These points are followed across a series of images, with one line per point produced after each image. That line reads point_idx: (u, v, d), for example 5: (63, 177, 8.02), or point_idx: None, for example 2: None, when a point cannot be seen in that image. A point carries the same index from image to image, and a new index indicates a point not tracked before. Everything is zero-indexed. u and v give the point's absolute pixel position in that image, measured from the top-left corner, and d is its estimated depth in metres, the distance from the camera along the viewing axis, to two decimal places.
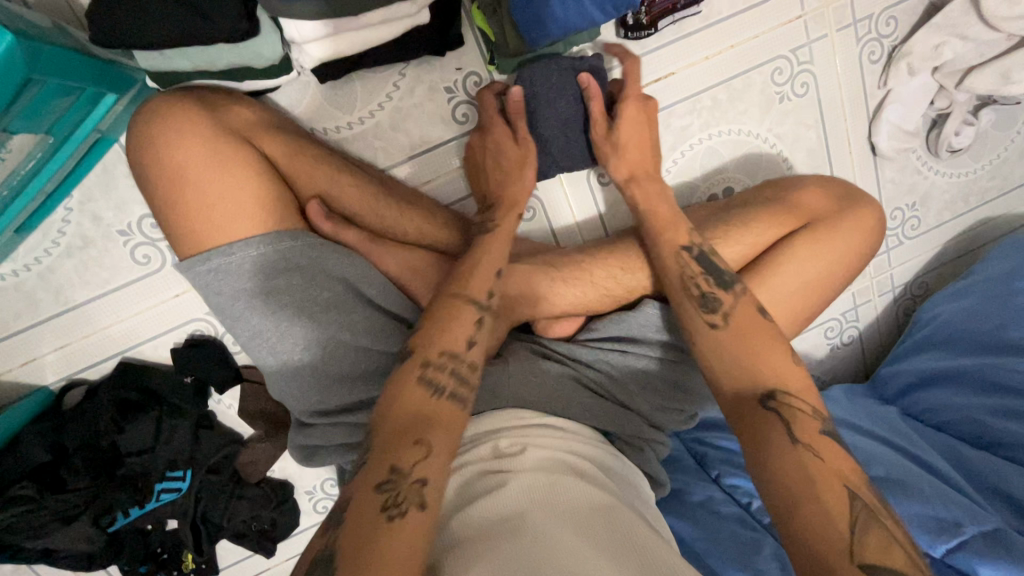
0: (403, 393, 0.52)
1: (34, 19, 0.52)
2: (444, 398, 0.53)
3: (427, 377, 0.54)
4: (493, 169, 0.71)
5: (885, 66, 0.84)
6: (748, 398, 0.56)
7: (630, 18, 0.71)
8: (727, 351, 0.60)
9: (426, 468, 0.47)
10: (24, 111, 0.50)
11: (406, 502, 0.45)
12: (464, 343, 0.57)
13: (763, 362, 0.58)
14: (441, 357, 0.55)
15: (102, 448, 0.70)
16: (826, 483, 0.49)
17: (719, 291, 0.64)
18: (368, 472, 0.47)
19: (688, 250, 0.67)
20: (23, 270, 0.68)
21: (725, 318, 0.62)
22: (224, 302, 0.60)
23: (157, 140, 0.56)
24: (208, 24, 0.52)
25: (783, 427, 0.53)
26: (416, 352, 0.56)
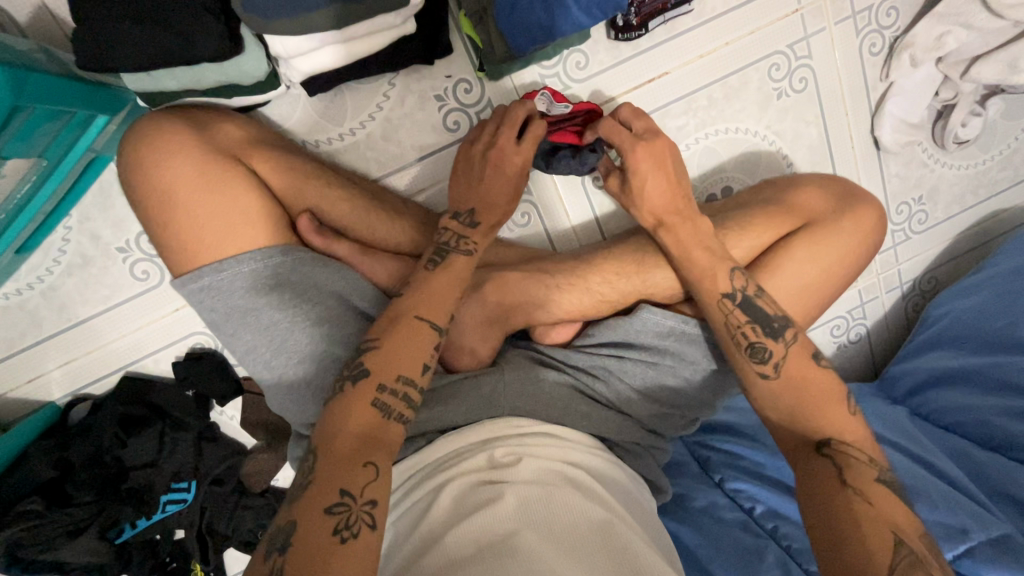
0: (355, 411, 0.52)
1: (22, 45, 0.53)
2: (391, 421, 0.53)
3: (382, 400, 0.53)
4: (461, 193, 0.68)
5: (886, 58, 0.82)
6: (801, 444, 0.59)
7: (620, 19, 0.70)
8: (779, 394, 0.61)
9: (375, 490, 0.48)
10: (17, 137, 0.51)
11: (356, 525, 0.46)
12: (420, 365, 0.56)
13: (820, 415, 0.59)
14: (397, 383, 0.54)
15: (106, 463, 0.71)
16: (872, 527, 0.51)
17: (768, 341, 0.62)
18: (315, 493, 0.47)
19: (730, 300, 0.64)
20: (27, 288, 0.70)
21: (775, 368, 0.61)
22: (218, 319, 0.60)
23: (146, 160, 0.57)
24: (191, 45, 0.52)
25: (835, 472, 0.55)
26: (370, 373, 0.54)
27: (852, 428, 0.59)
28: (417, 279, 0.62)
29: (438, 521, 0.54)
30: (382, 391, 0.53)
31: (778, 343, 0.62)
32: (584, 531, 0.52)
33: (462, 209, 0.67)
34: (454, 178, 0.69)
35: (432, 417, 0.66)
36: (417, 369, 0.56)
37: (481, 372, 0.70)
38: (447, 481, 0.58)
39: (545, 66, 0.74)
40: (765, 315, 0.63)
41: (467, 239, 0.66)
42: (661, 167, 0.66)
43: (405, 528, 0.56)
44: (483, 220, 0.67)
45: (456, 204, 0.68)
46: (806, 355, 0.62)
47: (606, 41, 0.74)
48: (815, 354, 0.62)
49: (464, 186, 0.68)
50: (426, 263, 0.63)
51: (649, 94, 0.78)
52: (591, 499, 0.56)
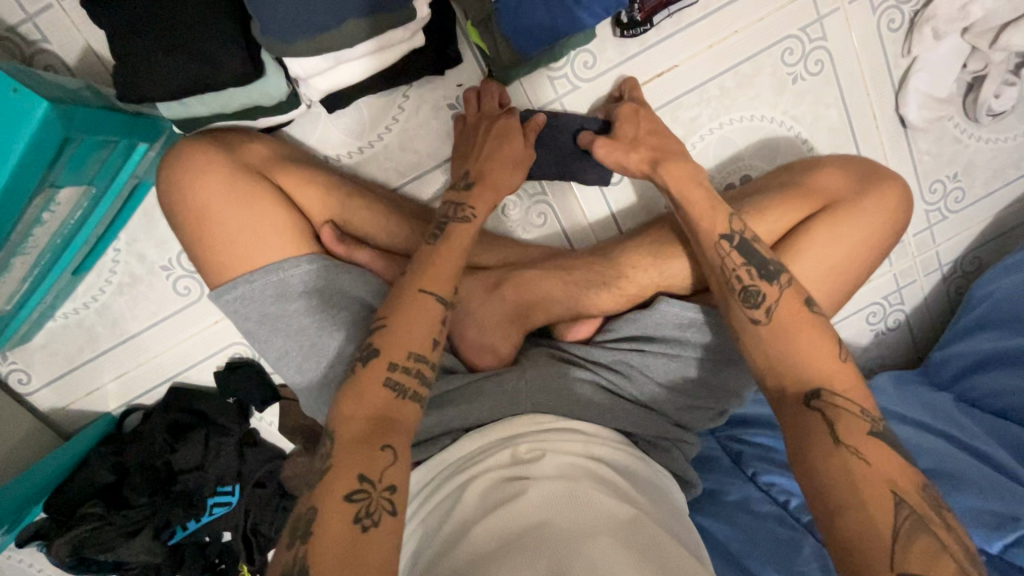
0: (370, 389, 0.54)
1: (70, 83, 0.58)
2: (406, 400, 0.55)
3: (393, 379, 0.55)
4: (474, 164, 0.69)
5: (907, 33, 0.80)
6: (790, 395, 0.57)
7: (625, 16, 0.71)
8: (775, 350, 0.58)
9: (393, 474, 0.50)
10: (66, 167, 0.56)
11: (377, 513, 0.47)
12: (429, 342, 0.58)
13: (810, 359, 0.57)
14: (409, 360, 0.56)
15: (157, 467, 0.76)
16: (870, 489, 0.50)
17: (762, 283, 0.61)
18: (334, 480, 0.48)
19: (727, 241, 0.63)
20: (83, 307, 0.75)
21: (767, 312, 0.60)
22: (252, 326, 0.64)
23: (181, 180, 0.61)
24: (216, 72, 0.56)
25: (826, 427, 0.53)
26: (382, 352, 0.56)
27: (844, 378, 0.56)
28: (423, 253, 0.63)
29: (463, 517, 0.55)
30: (394, 369, 0.55)
31: (773, 285, 0.60)
32: (608, 522, 0.52)
33: (458, 180, 0.70)
34: (460, 155, 0.72)
35: (457, 416, 0.68)
36: (424, 341, 0.57)
37: (502, 371, 0.71)
38: (475, 477, 0.60)
39: (554, 68, 0.75)
40: (762, 257, 0.62)
41: (464, 206, 0.67)
42: (653, 153, 0.68)
43: (433, 523, 0.58)
44: (477, 181, 0.69)
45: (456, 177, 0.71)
46: (799, 298, 0.60)
47: (614, 39, 0.75)
48: (807, 300, 0.60)
49: (475, 164, 0.69)
50: (428, 237, 0.64)
51: (659, 88, 0.78)
52: (615, 495, 0.56)
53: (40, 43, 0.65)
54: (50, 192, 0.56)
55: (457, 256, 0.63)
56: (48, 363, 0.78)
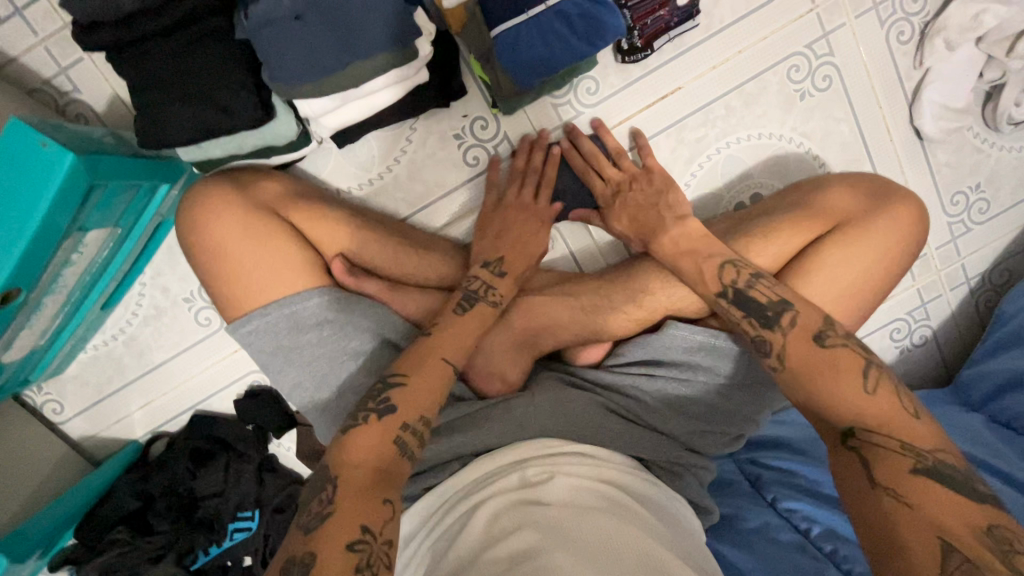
0: (373, 441, 0.55)
1: (97, 132, 0.62)
2: (406, 458, 0.56)
3: (401, 437, 0.56)
4: (496, 228, 0.73)
5: (918, 45, 0.79)
6: (828, 433, 0.55)
7: (625, 43, 0.71)
8: (805, 383, 0.56)
9: (391, 529, 0.50)
10: (92, 211, 0.59)
11: (377, 564, 0.47)
12: (436, 406, 0.59)
13: (834, 394, 0.54)
14: (419, 422, 0.57)
15: (180, 493, 0.79)
16: (908, 533, 0.46)
17: (766, 331, 0.59)
18: (336, 526, 0.49)
19: (731, 309, 0.62)
20: (111, 339, 0.79)
21: (779, 359, 0.58)
22: (266, 358, 0.66)
23: (199, 218, 0.64)
24: (230, 117, 0.59)
25: (862, 470, 0.51)
26: (397, 412, 0.57)
27: (884, 411, 0.52)
28: (444, 320, 0.66)
29: (471, 544, 0.55)
30: (405, 428, 0.56)
31: (776, 331, 0.58)
32: (619, 547, 0.51)
33: (492, 259, 0.72)
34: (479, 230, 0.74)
35: (466, 442, 0.68)
36: (434, 403, 0.59)
37: (511, 397, 0.71)
38: (480, 503, 0.60)
39: (557, 96, 0.76)
40: (759, 304, 0.60)
41: (493, 290, 0.70)
42: None
43: (440, 549, 0.58)
44: (510, 270, 0.72)
45: (487, 254, 0.72)
46: (807, 336, 0.57)
47: (615, 65, 0.76)
48: (818, 334, 0.57)
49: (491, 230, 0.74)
50: (454, 308, 0.67)
51: (664, 111, 0.78)
52: (627, 518, 0.56)
53: (73, 94, 0.70)
54: (77, 234, 0.59)
55: (476, 322, 0.67)
56: (80, 393, 0.81)
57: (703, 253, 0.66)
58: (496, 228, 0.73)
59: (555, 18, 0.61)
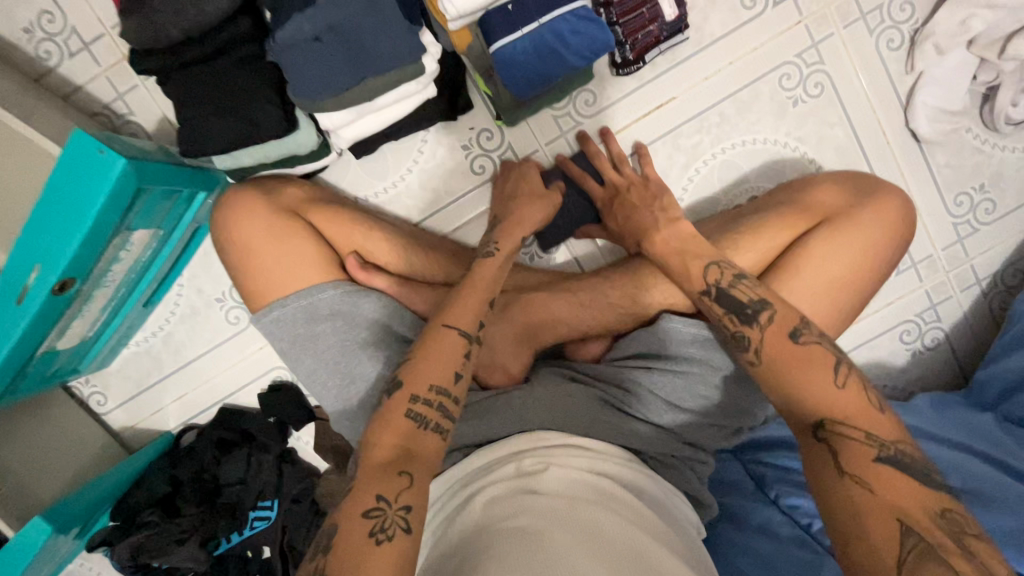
0: (392, 419, 0.58)
1: (146, 145, 0.70)
2: (428, 430, 0.58)
3: (416, 411, 0.58)
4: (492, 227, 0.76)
5: (909, 51, 0.81)
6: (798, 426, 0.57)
7: (618, 57, 0.77)
8: (786, 377, 0.58)
9: (409, 496, 0.53)
10: (139, 213, 0.67)
11: (392, 528, 0.51)
12: (451, 375, 0.61)
13: (807, 386, 0.57)
14: (431, 393, 0.59)
15: (206, 480, 0.85)
16: (873, 515, 0.49)
17: (746, 328, 0.61)
18: (354, 499, 0.53)
19: (711, 300, 0.65)
20: (151, 335, 0.87)
21: (757, 353, 0.60)
22: (285, 347, 0.71)
23: (229, 222, 0.71)
24: (258, 129, 0.66)
25: (831, 459, 0.53)
26: (405, 386, 0.60)
27: (853, 405, 0.55)
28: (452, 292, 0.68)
29: (467, 529, 0.57)
30: (416, 402, 0.59)
31: (754, 328, 0.61)
32: (606, 533, 0.53)
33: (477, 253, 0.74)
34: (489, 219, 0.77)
35: (468, 432, 0.71)
36: (447, 373, 0.61)
37: (512, 389, 0.74)
38: (478, 490, 0.62)
39: (557, 108, 0.82)
40: (739, 302, 0.63)
41: (490, 244, 0.73)
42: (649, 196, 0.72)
43: (440, 532, 0.61)
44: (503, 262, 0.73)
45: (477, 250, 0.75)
46: (783, 333, 0.60)
47: (611, 78, 0.81)
48: (793, 331, 0.60)
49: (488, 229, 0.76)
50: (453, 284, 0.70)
51: (660, 119, 0.83)
52: (616, 508, 0.58)
53: (128, 116, 0.80)
54: (126, 234, 0.67)
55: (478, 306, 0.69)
56: (122, 386, 0.89)
57: (693, 248, 0.69)
58: (505, 223, 0.75)
59: (549, 35, 0.67)
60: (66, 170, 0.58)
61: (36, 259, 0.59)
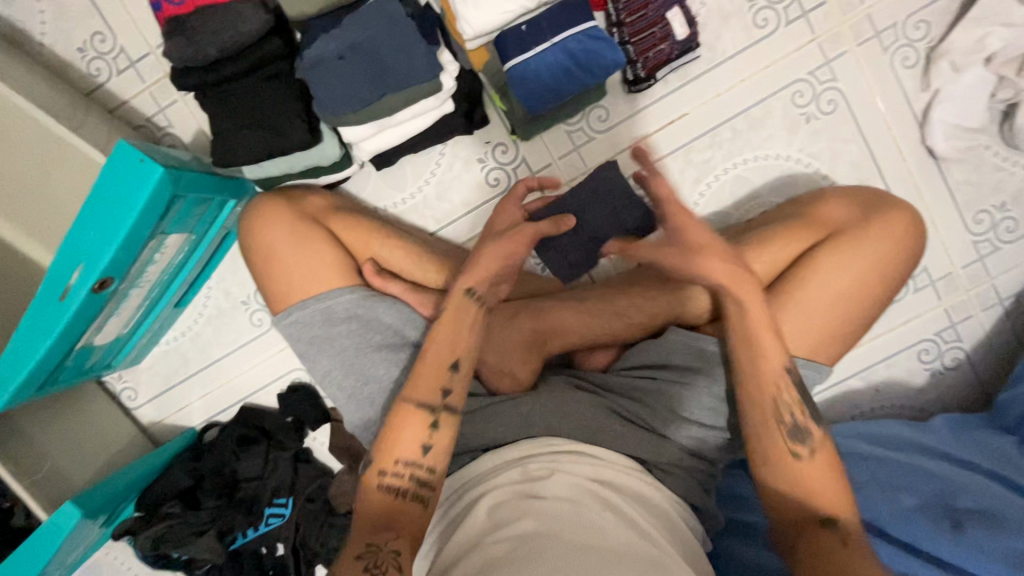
0: (370, 488, 0.61)
1: (182, 155, 0.75)
2: (405, 499, 0.61)
3: (387, 483, 0.61)
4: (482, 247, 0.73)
5: (924, 68, 0.81)
6: (807, 518, 0.59)
7: (630, 74, 0.79)
8: (800, 469, 0.61)
9: (399, 542, 0.57)
10: (173, 218, 0.71)
11: (385, 564, 0.54)
12: (421, 448, 0.62)
13: (815, 480, 0.60)
14: (398, 466, 0.61)
15: (226, 474, 0.88)
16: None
17: (812, 424, 0.63)
18: (347, 552, 0.56)
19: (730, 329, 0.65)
20: (180, 335, 0.92)
21: (811, 450, 0.62)
22: (303, 348, 0.75)
23: (254, 229, 0.75)
24: (285, 140, 0.70)
25: (837, 544, 0.56)
26: (375, 461, 0.62)
27: (838, 499, 0.60)
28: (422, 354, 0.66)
29: (470, 534, 0.59)
30: (386, 476, 0.61)
31: (815, 427, 0.63)
32: (612, 543, 0.54)
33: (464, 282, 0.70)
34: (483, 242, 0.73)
35: (475, 436, 0.73)
36: (415, 447, 0.62)
37: (519, 395, 0.75)
38: (483, 494, 0.64)
39: (570, 123, 0.84)
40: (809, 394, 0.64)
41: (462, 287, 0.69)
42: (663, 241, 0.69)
43: (446, 534, 0.62)
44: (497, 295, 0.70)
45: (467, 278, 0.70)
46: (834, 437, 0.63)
47: (624, 95, 0.83)
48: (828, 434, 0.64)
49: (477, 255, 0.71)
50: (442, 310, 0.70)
51: (671, 135, 0.84)
52: (620, 519, 0.59)
53: (168, 128, 0.86)
54: (161, 237, 0.72)
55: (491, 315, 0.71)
56: (151, 382, 0.94)
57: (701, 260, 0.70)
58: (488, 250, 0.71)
59: (560, 53, 0.70)
60: (110, 177, 0.62)
61: (79, 259, 0.64)
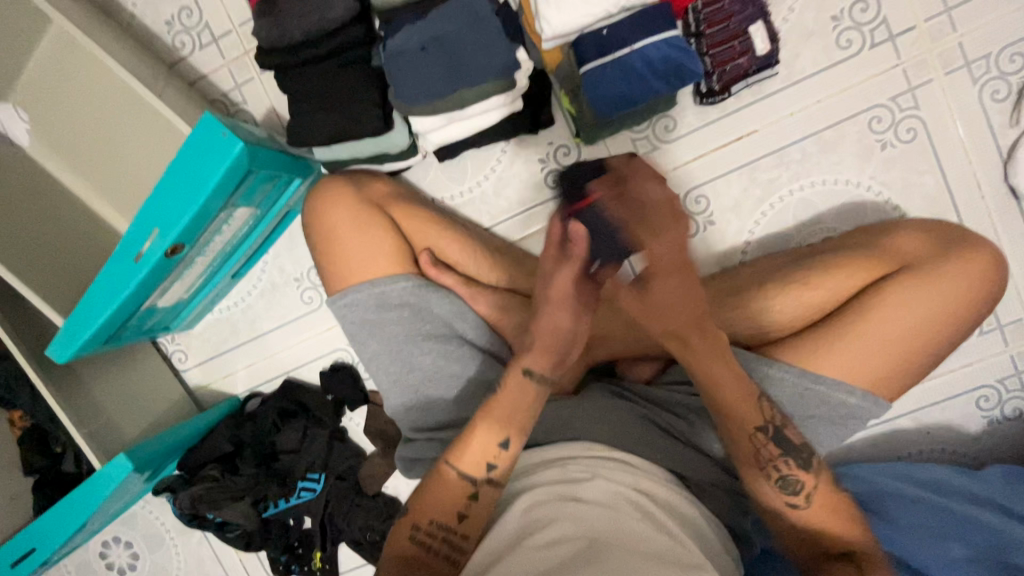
0: (401, 535, 0.63)
1: (258, 132, 0.78)
2: (435, 555, 0.62)
3: (419, 536, 0.62)
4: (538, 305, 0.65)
5: (1014, 104, 0.78)
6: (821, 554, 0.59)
7: (704, 87, 0.78)
8: (809, 510, 0.60)
9: None
10: (245, 192, 0.73)
11: None
12: (455, 514, 0.62)
13: (823, 519, 0.60)
14: (432, 525, 0.62)
15: (265, 445, 0.91)
16: None
17: (801, 472, 0.60)
18: None
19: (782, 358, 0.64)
20: (233, 305, 0.95)
21: (806, 496, 0.60)
22: (354, 330, 0.76)
23: (319, 208, 0.77)
24: (358, 126, 0.71)
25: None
26: (411, 512, 0.64)
27: (848, 528, 0.60)
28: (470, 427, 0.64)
29: (510, 531, 0.59)
30: (419, 530, 0.63)
31: (809, 472, 0.60)
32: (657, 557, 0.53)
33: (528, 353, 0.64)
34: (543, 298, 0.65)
35: None
36: (450, 512, 0.62)
37: (561, 398, 0.75)
38: (522, 492, 0.63)
39: (636, 131, 0.84)
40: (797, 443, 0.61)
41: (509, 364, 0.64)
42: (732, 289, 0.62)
43: (484, 527, 0.62)
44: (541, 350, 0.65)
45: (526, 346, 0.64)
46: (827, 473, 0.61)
47: (694, 106, 0.82)
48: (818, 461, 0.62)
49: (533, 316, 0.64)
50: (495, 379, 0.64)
51: (737, 152, 0.83)
52: (662, 533, 0.58)
53: (241, 104, 0.88)
54: (230, 210, 0.74)
55: None
56: (202, 347, 0.97)
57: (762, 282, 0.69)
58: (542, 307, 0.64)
59: (638, 61, 0.69)
60: (193, 148, 0.65)
61: (156, 224, 0.67)
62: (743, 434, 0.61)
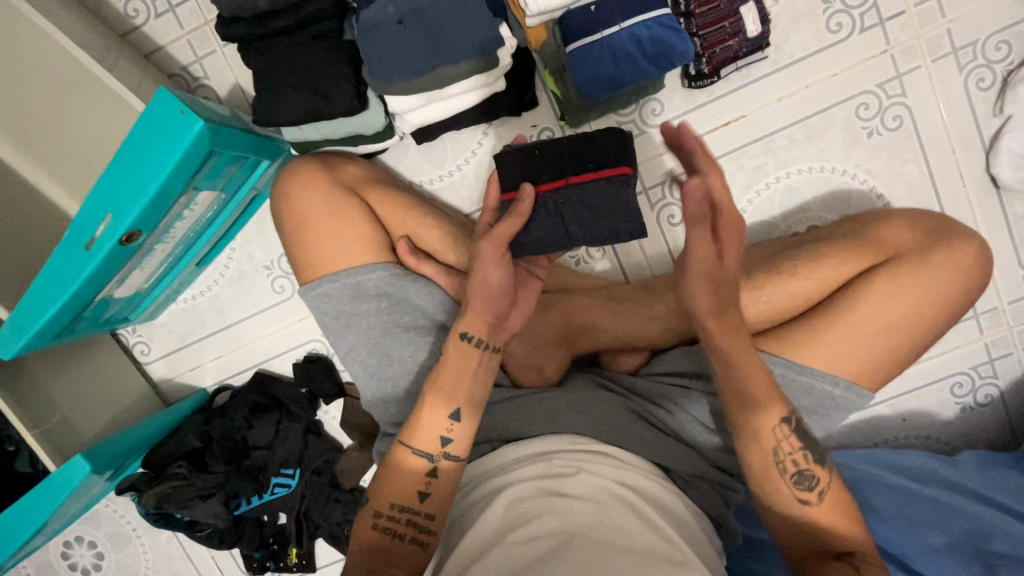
0: (366, 523, 0.63)
1: (221, 110, 0.72)
2: (403, 539, 0.61)
3: (384, 522, 0.62)
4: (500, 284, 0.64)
5: (999, 92, 0.77)
6: (820, 552, 0.58)
7: (693, 69, 0.76)
8: (812, 509, 0.60)
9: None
10: (207, 174, 0.68)
11: None
12: (415, 493, 0.63)
13: (829, 520, 0.59)
14: (396, 509, 0.62)
15: (235, 440, 0.86)
16: None
17: (816, 467, 0.61)
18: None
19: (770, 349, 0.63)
20: (199, 294, 0.90)
21: (819, 494, 0.60)
22: (328, 321, 0.72)
23: (290, 192, 0.72)
24: (329, 104, 0.67)
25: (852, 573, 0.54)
26: (374, 499, 0.64)
27: (847, 529, 0.59)
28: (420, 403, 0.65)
29: (492, 528, 0.57)
30: (383, 516, 0.62)
31: (823, 470, 0.61)
32: (643, 555, 0.52)
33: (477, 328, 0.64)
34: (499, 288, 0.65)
35: (496, 426, 0.71)
36: (411, 492, 0.63)
37: (545, 390, 0.73)
38: (505, 488, 0.61)
39: (622, 114, 0.81)
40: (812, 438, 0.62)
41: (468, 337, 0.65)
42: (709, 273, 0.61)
43: (465, 525, 0.60)
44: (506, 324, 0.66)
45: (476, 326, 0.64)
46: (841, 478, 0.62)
47: (681, 90, 0.80)
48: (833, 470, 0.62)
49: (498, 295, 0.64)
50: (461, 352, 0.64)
51: (724, 137, 0.81)
52: (649, 529, 0.56)
53: (203, 80, 0.82)
54: (192, 193, 0.69)
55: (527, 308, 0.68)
56: (166, 339, 0.92)
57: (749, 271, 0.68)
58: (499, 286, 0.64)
59: (627, 39, 0.66)
60: (147, 127, 0.59)
61: (107, 209, 0.61)
62: (738, 422, 0.62)
